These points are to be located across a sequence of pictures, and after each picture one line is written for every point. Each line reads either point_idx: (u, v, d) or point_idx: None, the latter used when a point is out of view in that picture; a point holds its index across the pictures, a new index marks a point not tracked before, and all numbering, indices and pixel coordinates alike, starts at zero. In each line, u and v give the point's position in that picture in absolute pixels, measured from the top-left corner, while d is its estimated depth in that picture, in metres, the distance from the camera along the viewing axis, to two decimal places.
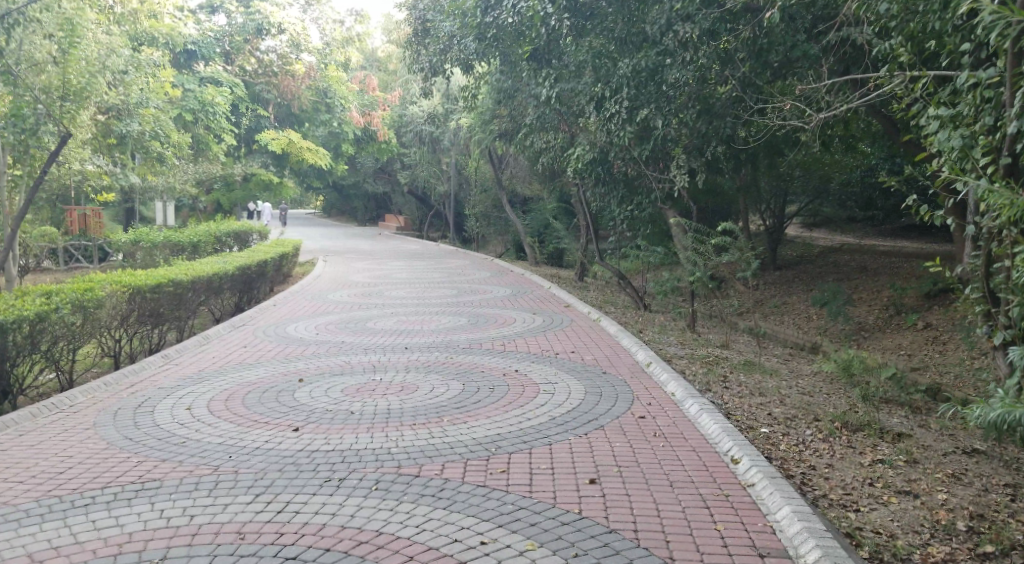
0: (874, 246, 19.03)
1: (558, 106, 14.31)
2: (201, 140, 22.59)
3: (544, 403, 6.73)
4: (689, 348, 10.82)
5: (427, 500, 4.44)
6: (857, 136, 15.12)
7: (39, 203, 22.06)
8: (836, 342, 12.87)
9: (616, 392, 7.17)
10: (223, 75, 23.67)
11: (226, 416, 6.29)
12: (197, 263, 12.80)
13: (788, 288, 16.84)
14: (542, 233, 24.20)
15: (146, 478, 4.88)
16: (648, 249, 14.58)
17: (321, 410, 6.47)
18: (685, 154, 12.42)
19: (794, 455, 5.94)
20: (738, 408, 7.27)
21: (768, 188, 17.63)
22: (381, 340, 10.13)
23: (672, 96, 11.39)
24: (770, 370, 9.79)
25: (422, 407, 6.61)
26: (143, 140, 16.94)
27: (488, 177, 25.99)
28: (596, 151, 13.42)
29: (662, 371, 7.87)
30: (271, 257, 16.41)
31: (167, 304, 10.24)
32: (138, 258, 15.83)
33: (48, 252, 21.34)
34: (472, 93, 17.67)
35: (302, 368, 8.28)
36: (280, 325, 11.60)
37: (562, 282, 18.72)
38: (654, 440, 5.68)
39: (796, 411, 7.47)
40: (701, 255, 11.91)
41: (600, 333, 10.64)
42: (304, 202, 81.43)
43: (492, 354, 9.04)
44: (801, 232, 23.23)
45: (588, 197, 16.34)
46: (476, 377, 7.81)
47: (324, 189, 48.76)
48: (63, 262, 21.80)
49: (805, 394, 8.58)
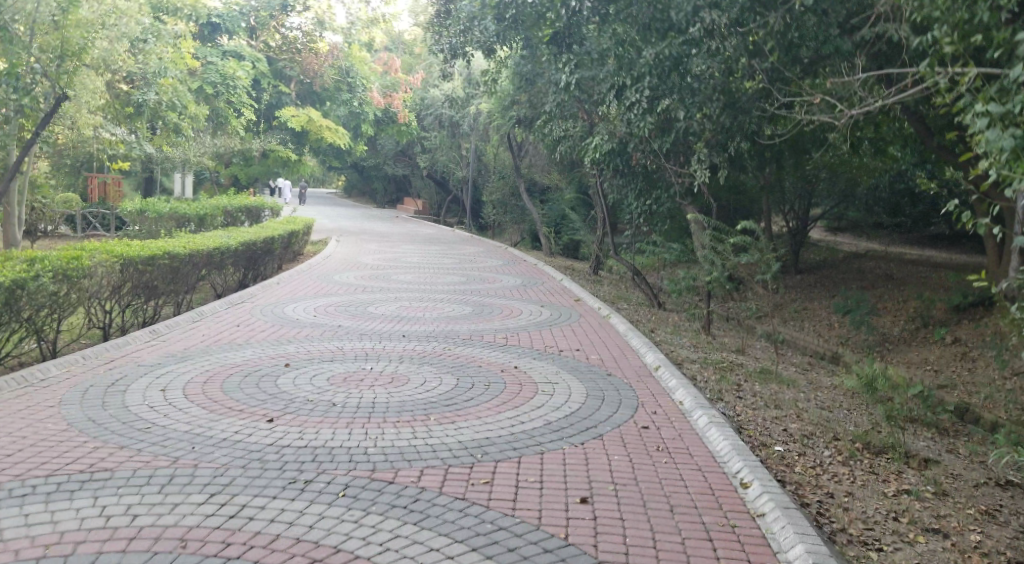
0: (901, 254, 18.36)
1: (578, 93, 13.73)
2: (220, 114, 22.15)
3: (540, 405, 6.26)
4: (703, 351, 10.29)
5: (397, 513, 3.99)
6: (888, 140, 14.49)
7: (59, 169, 21.86)
8: (858, 353, 12.29)
9: (620, 397, 6.68)
10: (246, 50, 23.32)
11: (200, 401, 5.85)
12: (199, 236, 12.34)
13: (810, 293, 16.23)
14: (559, 224, 23.64)
15: (98, 467, 4.45)
16: (666, 246, 14.02)
17: (301, 399, 6.04)
18: (707, 148, 11.84)
19: (810, 480, 5.44)
20: (751, 422, 6.75)
21: (792, 189, 16.98)
22: (379, 326, 9.69)
23: (697, 89, 10.87)
24: (786, 380, 9.27)
25: (409, 402, 6.16)
26: (159, 109, 16.63)
27: (508, 165, 25.45)
28: (616, 142, 12.67)
29: (671, 377, 7.36)
30: (280, 234, 16.06)
31: (161, 277, 9.83)
32: (142, 228, 15.48)
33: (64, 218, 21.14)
34: (493, 78, 17.09)
35: (290, 353, 7.85)
36: (278, 305, 11.20)
37: (576, 275, 18.19)
38: (654, 454, 5.21)
39: (814, 429, 6.94)
40: (720, 255, 11.39)
41: (609, 331, 10.14)
42: (325, 181, 81.02)
43: (492, 347, 8.57)
44: (826, 236, 22.54)
45: (606, 189, 15.80)
46: (472, 372, 7.36)
47: (344, 169, 48.32)
48: (79, 230, 21.45)
49: (823, 409, 8.06)
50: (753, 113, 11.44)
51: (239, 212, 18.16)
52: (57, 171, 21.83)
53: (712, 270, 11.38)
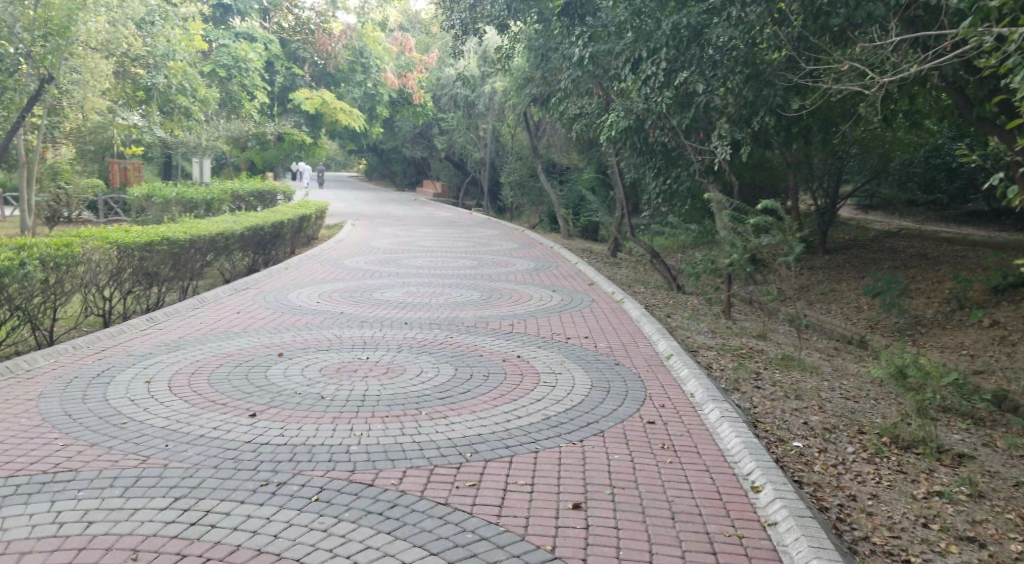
0: (934, 232, 17.71)
1: (592, 68, 13.28)
2: (232, 97, 22.00)
3: (540, 398, 5.92)
4: (721, 337, 9.86)
5: (370, 521, 3.70)
6: (923, 112, 13.87)
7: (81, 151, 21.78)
8: (888, 337, 11.81)
9: (627, 389, 6.32)
10: (258, 31, 23.09)
11: (183, 394, 5.57)
12: (203, 221, 12.08)
13: (837, 274, 15.67)
14: (577, 206, 23.16)
15: (61, 467, 4.16)
16: (685, 227, 13.53)
17: (289, 392, 5.76)
18: (730, 123, 11.22)
19: (830, 480, 5.07)
20: (767, 414, 6.36)
21: (821, 164, 16.36)
22: (382, 313, 9.39)
23: (718, 60, 10.40)
24: (810, 367, 8.85)
25: (401, 395, 5.86)
26: (168, 92, 16.74)
27: (525, 145, 24.99)
28: (633, 119, 12.19)
29: (682, 367, 6.99)
30: (291, 218, 15.82)
31: (161, 263, 9.56)
32: (150, 213, 15.31)
33: (86, 204, 20.83)
34: (507, 54, 16.62)
35: (287, 341, 7.57)
36: (283, 291, 10.92)
37: (593, 257, 17.76)
38: (661, 455, 4.86)
39: (837, 421, 6.54)
40: (741, 236, 10.91)
41: (622, 316, 9.75)
42: (346, 164, 80.89)
43: (496, 335, 8.25)
44: (854, 215, 21.88)
45: (624, 167, 15.35)
46: (472, 362, 7.04)
47: (362, 150, 47.99)
48: (102, 215, 20.95)
49: (847, 399, 7.64)
50: (777, 85, 10.87)
51: (250, 196, 17.94)
52: (80, 157, 21.77)
53: (733, 251, 10.90)
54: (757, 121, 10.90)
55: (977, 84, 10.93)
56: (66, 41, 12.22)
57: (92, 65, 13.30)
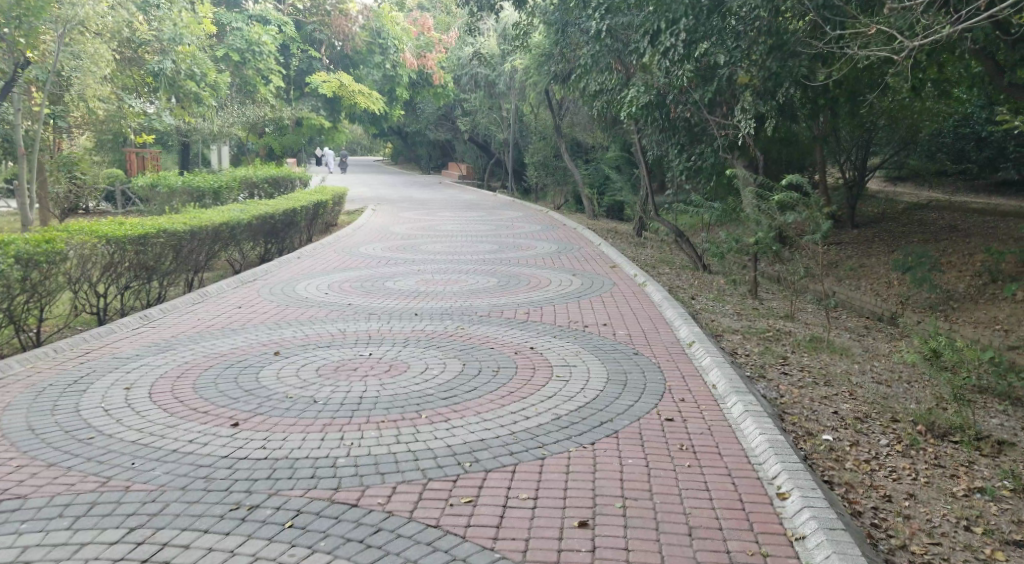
0: (966, 203, 16.88)
1: (610, 41, 12.68)
2: (247, 83, 21.61)
3: (550, 395, 5.46)
4: (747, 319, 9.32)
5: (346, 551, 3.29)
6: (951, 79, 13.21)
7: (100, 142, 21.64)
8: (920, 314, 11.16)
9: (645, 382, 5.83)
10: (271, 13, 22.51)
11: (164, 403, 5.23)
12: (208, 211, 11.75)
13: (867, 248, 14.95)
14: (601, 185, 22.47)
15: (10, 494, 3.81)
16: (708, 205, 12.88)
17: (278, 396, 5.40)
18: (755, 97, 10.51)
19: (863, 479, 4.52)
20: (794, 405, 5.82)
21: (850, 136, 15.63)
22: (391, 304, 8.98)
23: (741, 31, 9.90)
24: (840, 349, 8.30)
25: (401, 395, 5.43)
26: (178, 79, 16.42)
27: (547, 125, 24.37)
28: (654, 94, 11.51)
29: (705, 355, 6.48)
30: (304, 205, 15.42)
31: (160, 257, 9.26)
32: (156, 203, 15.05)
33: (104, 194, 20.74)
34: (524, 31, 16.05)
35: (285, 338, 7.19)
36: (292, 282, 10.55)
37: (616, 237, 17.18)
38: (679, 459, 4.38)
39: (870, 409, 5.97)
40: (766, 213, 10.29)
41: (643, 301, 9.24)
42: (371, 148, 80.60)
43: (509, 325, 7.79)
44: (883, 186, 21.02)
45: (644, 143, 14.74)
46: (481, 355, 6.60)
47: (388, 134, 47.52)
48: (120, 206, 20.87)
49: (880, 383, 7.05)
50: (801, 56, 10.18)
51: (263, 183, 17.59)
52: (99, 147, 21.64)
53: (758, 229, 10.29)
54: (781, 94, 10.18)
55: (1006, 49, 10.34)
56: (66, 26, 12.72)
57: (92, 51, 13.34)
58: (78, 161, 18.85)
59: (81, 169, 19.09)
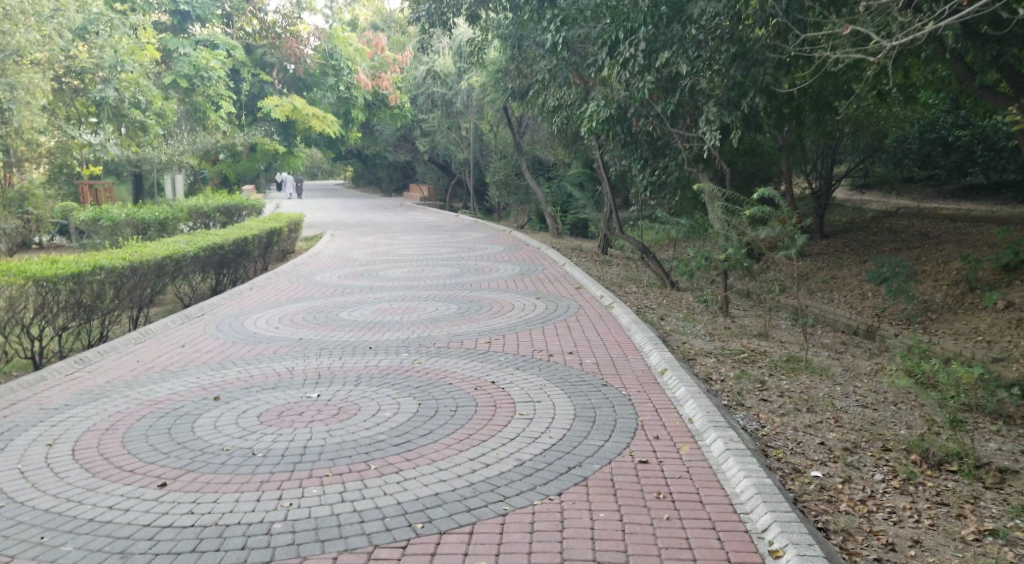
0: (933, 209, 16.81)
1: (567, 55, 12.41)
2: (197, 108, 21.11)
3: (513, 436, 5.02)
4: (720, 340, 8.97)
5: None
6: (915, 86, 13.28)
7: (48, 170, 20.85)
8: (898, 327, 10.93)
9: (615, 418, 5.42)
10: (220, 37, 22.16)
11: (88, 462, 4.68)
12: (152, 243, 11.12)
13: (837, 259, 14.77)
14: (566, 203, 22.13)
15: None
16: (675, 220, 12.61)
17: (213, 449, 4.86)
18: (718, 106, 10.29)
19: (862, 524, 4.15)
20: (776, 436, 5.46)
21: (814, 146, 15.51)
22: (346, 336, 8.48)
23: (701, 40, 9.60)
24: (820, 369, 7.97)
25: (348, 444, 4.95)
26: (120, 106, 15.84)
27: (508, 143, 24.09)
28: (615, 107, 11.34)
29: (678, 385, 6.11)
30: (258, 232, 14.81)
31: (98, 295, 8.65)
32: (97, 237, 14.28)
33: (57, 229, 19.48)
34: (480, 48, 15.74)
35: (229, 380, 6.63)
36: (242, 315, 9.97)
37: (582, 256, 16.84)
38: (656, 510, 3.97)
39: (858, 439, 5.65)
40: (735, 228, 9.98)
41: (610, 324, 8.88)
42: (334, 172, 79.80)
43: (470, 356, 7.35)
44: (848, 195, 20.98)
45: (607, 159, 14.46)
46: (438, 393, 6.13)
47: (347, 156, 46.81)
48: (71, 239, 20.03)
49: (865, 407, 6.74)
50: (766, 62, 9.89)
51: (216, 212, 16.96)
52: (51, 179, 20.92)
53: (727, 246, 10.00)
54: (746, 102, 9.95)
55: (976, 51, 10.11)
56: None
57: (25, 81, 12.67)
58: (29, 195, 17.94)
59: (31, 204, 18.02)
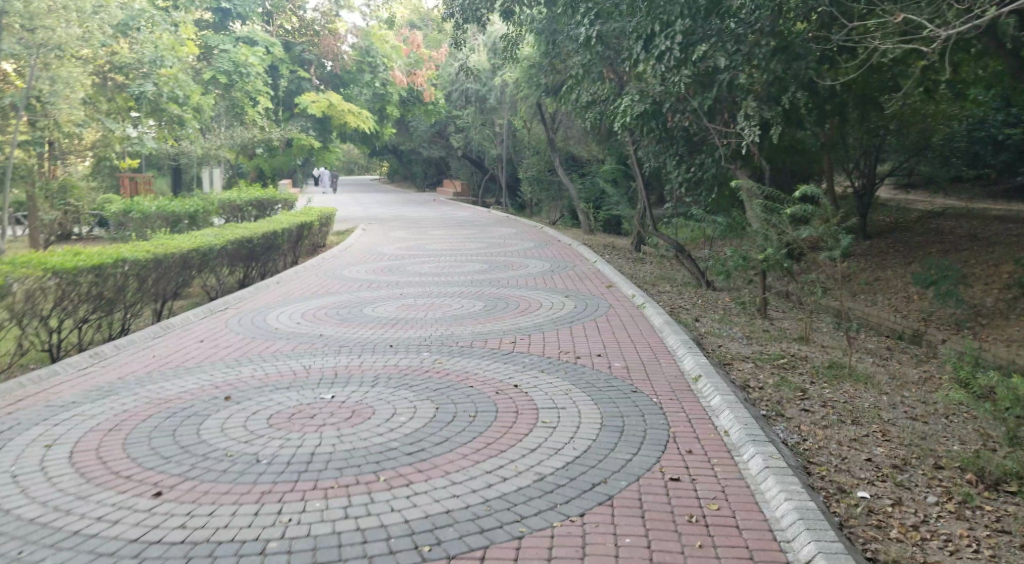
0: (983, 210, 16.10)
1: (602, 48, 11.91)
2: (235, 103, 20.81)
3: (534, 448, 4.69)
4: (759, 344, 8.52)
5: None
6: (961, 79, 12.71)
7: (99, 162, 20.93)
8: (947, 332, 10.40)
9: (644, 429, 5.06)
10: (259, 34, 21.51)
11: (85, 465, 4.45)
12: (179, 236, 10.95)
13: (883, 260, 14.16)
14: (598, 199, 21.68)
15: None
16: (710, 218, 12.13)
17: (217, 455, 4.60)
18: (756, 100, 9.83)
19: (915, 554, 3.78)
20: (820, 451, 5.09)
21: (856, 143, 14.92)
22: (367, 334, 8.22)
23: (741, 35, 9.34)
24: (865, 376, 7.52)
25: (359, 450, 4.67)
26: (159, 101, 15.69)
27: (542, 139, 23.74)
28: (650, 102, 10.70)
29: (713, 393, 5.73)
30: (287, 227, 14.65)
31: (119, 288, 8.48)
32: (128, 231, 14.25)
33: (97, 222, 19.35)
34: (513, 42, 15.41)
35: (244, 378, 6.39)
36: (264, 310, 9.78)
37: (615, 254, 16.42)
38: (687, 537, 3.62)
39: (907, 455, 5.26)
40: (776, 227, 9.51)
41: (641, 326, 8.49)
42: (369, 168, 80.19)
43: (493, 357, 7.04)
44: (892, 193, 20.26)
45: (641, 154, 14.02)
46: (457, 397, 5.82)
47: (383, 152, 46.90)
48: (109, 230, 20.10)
49: (913, 420, 6.32)
50: (806, 59, 9.62)
51: (248, 206, 16.88)
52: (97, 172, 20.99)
53: (767, 245, 9.54)
54: (787, 97, 9.48)
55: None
56: (41, 50, 12.13)
57: (64, 75, 12.54)
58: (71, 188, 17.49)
59: (74, 196, 17.82)
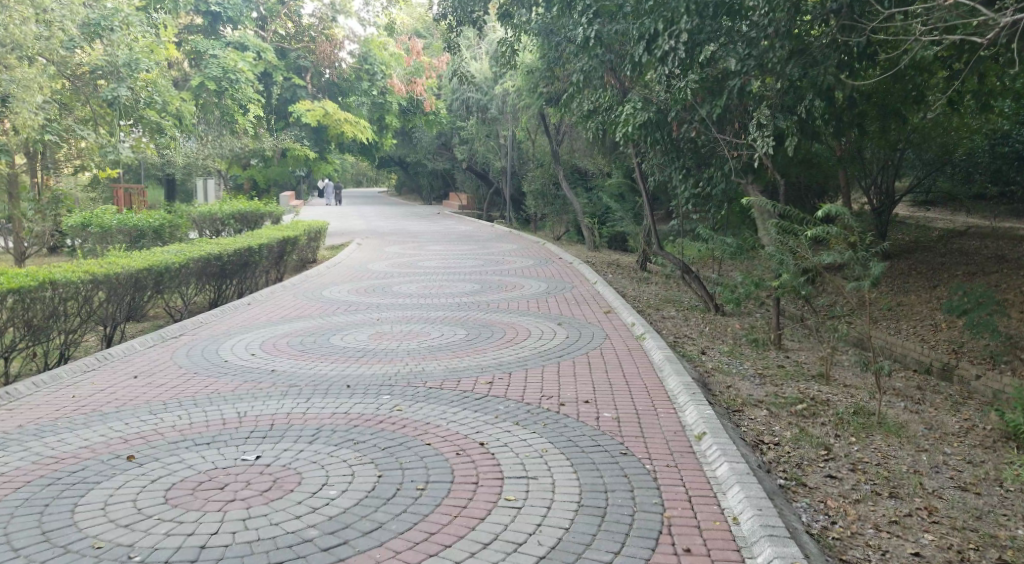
0: (1011, 230, 14.95)
1: (603, 52, 11.09)
2: (225, 111, 19.30)
3: (487, 544, 3.65)
4: (772, 384, 7.45)
5: None
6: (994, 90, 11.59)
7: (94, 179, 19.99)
8: (980, 367, 9.28)
9: (632, 512, 4.01)
10: (251, 39, 20.74)
11: None
12: (137, 252, 10.02)
13: (905, 283, 13.04)
14: (604, 215, 20.59)
15: None
16: (719, 236, 11.08)
17: (80, 547, 3.62)
18: (770, 110, 8.76)
19: None
20: (852, 542, 4.04)
21: (875, 157, 13.86)
22: (325, 370, 7.20)
23: (754, 39, 8.42)
24: (896, 426, 6.44)
25: (263, 543, 3.65)
26: (135, 107, 14.54)
27: (546, 151, 22.78)
28: (654, 111, 9.80)
29: (720, 461, 4.66)
30: (267, 242, 13.70)
31: (51, 314, 7.54)
32: (88, 244, 13.38)
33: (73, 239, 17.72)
34: (511, 49, 14.36)
35: (163, 428, 5.40)
36: (221, 338, 8.76)
37: (619, 273, 15.38)
38: None
39: (960, 544, 4.19)
40: (791, 251, 8.46)
41: (641, 362, 7.43)
42: (378, 181, 79.57)
43: (463, 404, 5.97)
44: (912, 211, 19.11)
45: (643, 167, 13.02)
46: (410, 460, 4.79)
47: (389, 164, 46.01)
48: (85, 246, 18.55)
49: (961, 490, 5.23)
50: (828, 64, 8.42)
51: (230, 219, 15.98)
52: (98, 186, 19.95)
53: (782, 272, 8.46)
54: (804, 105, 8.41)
55: None
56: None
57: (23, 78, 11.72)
58: (64, 199, 16.42)
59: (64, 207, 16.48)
